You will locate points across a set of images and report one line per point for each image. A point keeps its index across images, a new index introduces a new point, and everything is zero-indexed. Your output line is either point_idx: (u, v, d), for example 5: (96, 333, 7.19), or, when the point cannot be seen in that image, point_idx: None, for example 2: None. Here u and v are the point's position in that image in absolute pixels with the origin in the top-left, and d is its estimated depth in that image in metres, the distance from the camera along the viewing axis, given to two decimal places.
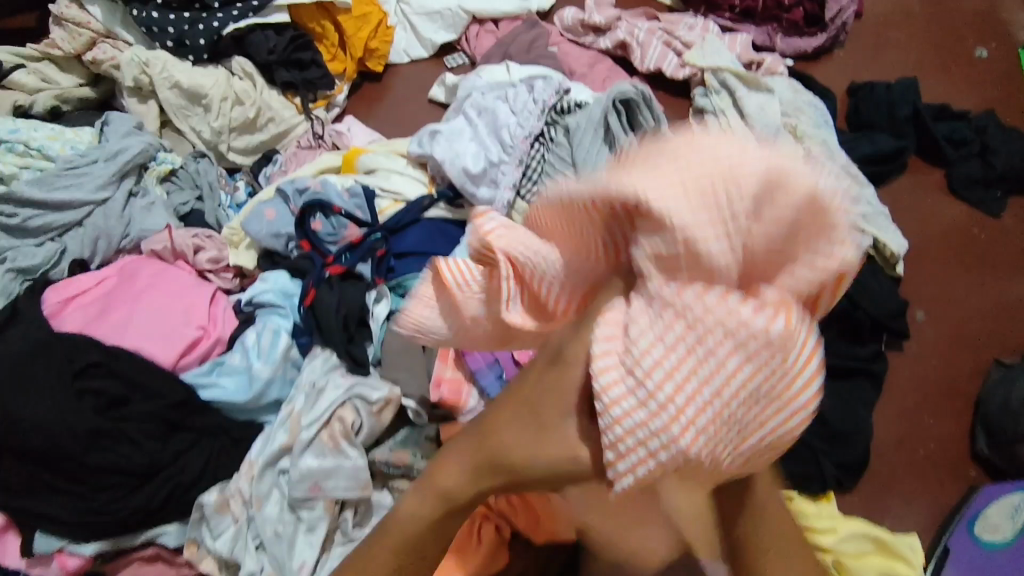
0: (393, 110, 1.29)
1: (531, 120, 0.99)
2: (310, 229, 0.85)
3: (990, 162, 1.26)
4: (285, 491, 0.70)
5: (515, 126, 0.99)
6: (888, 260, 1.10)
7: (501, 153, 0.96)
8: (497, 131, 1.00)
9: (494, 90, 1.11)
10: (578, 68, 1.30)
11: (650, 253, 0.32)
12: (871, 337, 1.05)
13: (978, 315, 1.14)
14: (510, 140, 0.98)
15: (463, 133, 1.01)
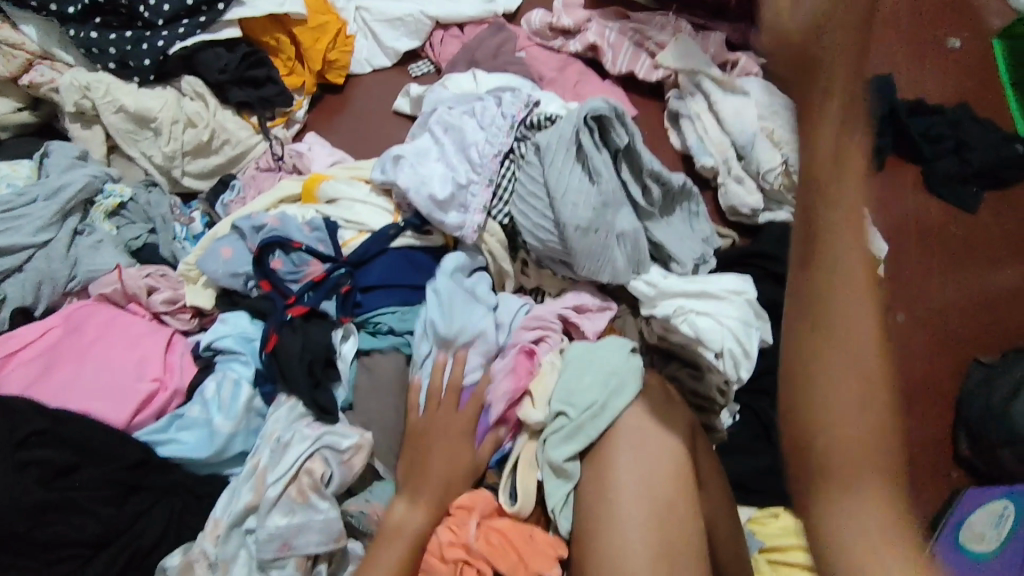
0: (357, 122, 1.24)
1: (500, 136, 0.97)
2: (270, 269, 0.80)
3: (966, 159, 1.26)
4: (251, 551, 0.65)
5: (484, 145, 0.96)
6: None
7: (469, 173, 0.94)
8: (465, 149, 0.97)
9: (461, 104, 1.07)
10: (547, 73, 1.26)
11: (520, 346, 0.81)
12: None
13: (957, 313, 1.13)
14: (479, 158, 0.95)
15: (430, 152, 0.97)
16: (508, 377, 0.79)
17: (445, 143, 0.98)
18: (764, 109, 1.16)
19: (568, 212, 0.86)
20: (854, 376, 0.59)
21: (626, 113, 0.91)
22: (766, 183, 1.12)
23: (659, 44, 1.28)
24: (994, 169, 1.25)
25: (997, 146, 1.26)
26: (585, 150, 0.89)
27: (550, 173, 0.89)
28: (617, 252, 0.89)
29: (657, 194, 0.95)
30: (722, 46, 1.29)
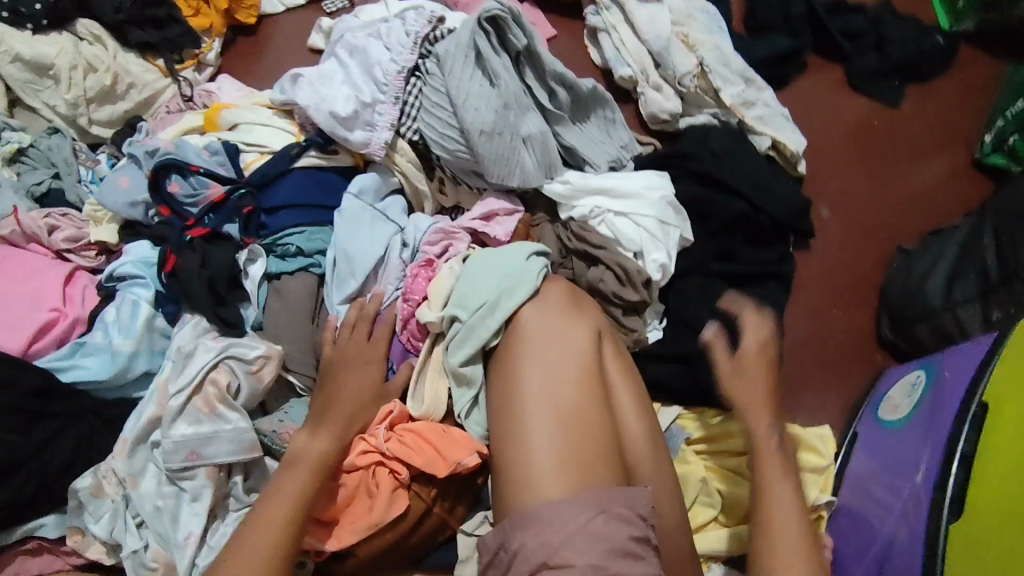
0: (273, 62, 1.22)
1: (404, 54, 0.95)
2: (168, 193, 0.80)
3: (886, 53, 1.25)
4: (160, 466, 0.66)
5: (388, 62, 0.94)
6: (790, 160, 1.11)
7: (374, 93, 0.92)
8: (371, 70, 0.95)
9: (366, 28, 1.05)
10: None
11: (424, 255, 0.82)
12: (777, 239, 1.02)
13: (884, 208, 1.14)
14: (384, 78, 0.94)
15: (334, 74, 0.95)
16: (415, 282, 0.80)
17: (348, 65, 0.96)
18: (676, 16, 1.17)
19: (472, 117, 0.86)
20: (797, 534, 0.69)
21: (521, 14, 0.90)
22: (684, 88, 1.12)
23: None
24: (914, 62, 1.25)
25: (914, 39, 1.27)
26: (483, 55, 0.89)
27: (450, 81, 0.88)
28: (525, 154, 0.89)
29: (564, 99, 0.95)
30: None
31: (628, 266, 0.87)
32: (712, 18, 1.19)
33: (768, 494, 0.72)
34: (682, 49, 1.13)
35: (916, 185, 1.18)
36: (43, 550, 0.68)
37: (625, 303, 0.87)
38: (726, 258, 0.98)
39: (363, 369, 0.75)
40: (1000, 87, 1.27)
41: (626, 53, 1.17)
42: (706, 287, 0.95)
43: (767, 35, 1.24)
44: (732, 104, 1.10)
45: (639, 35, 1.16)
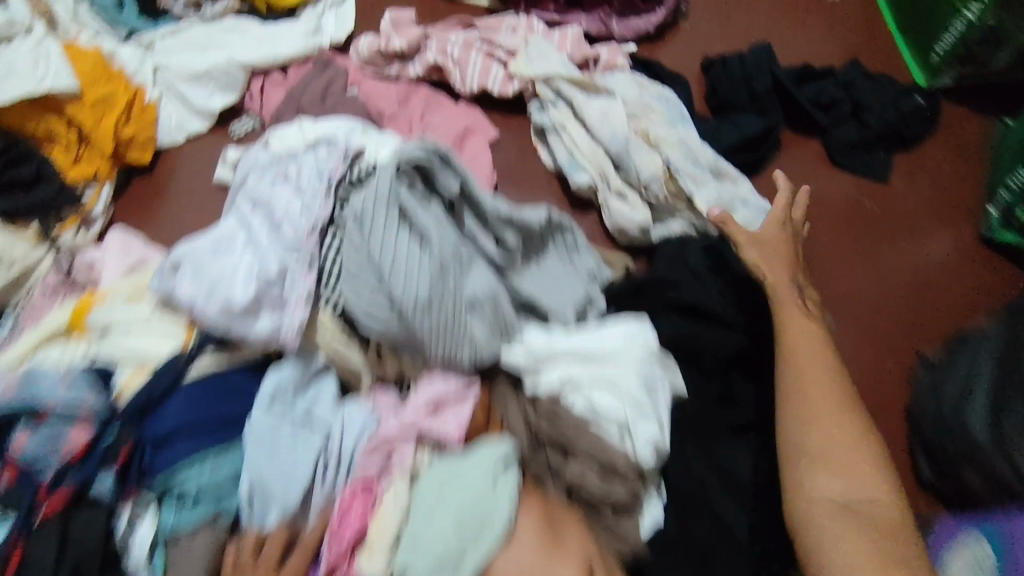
0: (175, 202, 1.03)
1: (318, 207, 0.80)
2: (12, 452, 0.66)
3: (865, 122, 1.13)
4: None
5: (299, 220, 0.80)
6: None
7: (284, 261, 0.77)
8: (280, 229, 0.80)
9: (274, 167, 0.89)
10: (387, 108, 1.07)
11: (361, 476, 0.70)
12: None
13: (887, 307, 1.02)
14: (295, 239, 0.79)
15: (235, 238, 0.79)
16: (347, 517, 0.67)
17: (252, 225, 0.81)
18: (633, 108, 1.02)
19: (401, 289, 0.71)
20: (827, 384, 0.77)
21: (449, 152, 0.76)
22: (652, 192, 0.97)
23: (510, 51, 1.13)
24: (896, 129, 1.14)
25: (892, 100, 1.15)
26: (409, 210, 0.74)
27: (372, 243, 0.73)
28: (473, 320, 0.74)
29: (513, 242, 0.79)
30: (581, 41, 1.13)
31: (611, 455, 0.71)
32: (675, 105, 1.05)
33: (790, 330, 0.82)
34: (644, 147, 0.99)
35: (919, 272, 1.06)
36: None
37: (614, 503, 0.71)
38: (730, 404, 0.83)
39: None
40: (988, 148, 1.16)
41: (580, 156, 1.02)
42: (709, 447, 0.79)
43: (734, 115, 1.11)
44: (709, 205, 0.96)
45: (594, 134, 1.01)
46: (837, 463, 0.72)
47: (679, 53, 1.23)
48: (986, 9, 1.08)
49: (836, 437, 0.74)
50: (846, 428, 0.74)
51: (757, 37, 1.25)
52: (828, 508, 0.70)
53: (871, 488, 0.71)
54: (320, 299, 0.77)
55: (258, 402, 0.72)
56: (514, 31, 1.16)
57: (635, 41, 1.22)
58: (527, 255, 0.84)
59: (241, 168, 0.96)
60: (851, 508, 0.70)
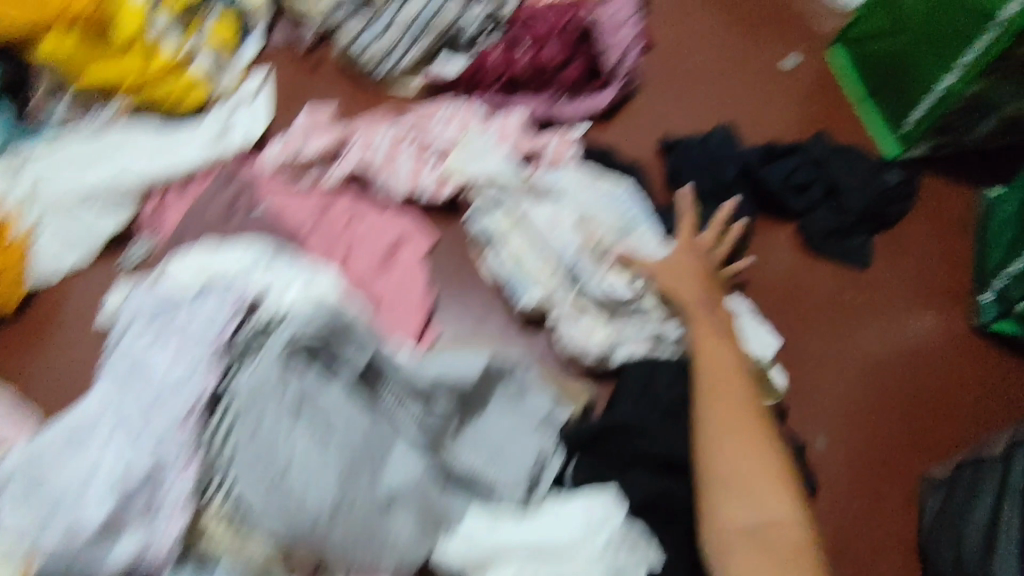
0: (58, 352, 0.90)
1: (203, 375, 0.67)
2: None
3: (843, 205, 1.01)
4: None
5: (181, 394, 0.66)
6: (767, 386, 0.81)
7: (154, 454, 0.63)
8: (158, 405, 0.67)
9: (157, 315, 0.76)
10: (304, 221, 0.93)
11: None
12: None
13: (888, 417, 0.90)
14: (171, 419, 0.65)
15: (101, 422, 0.66)
16: None
17: (123, 403, 0.68)
18: (583, 211, 0.90)
19: (297, 495, 0.57)
20: (738, 400, 0.67)
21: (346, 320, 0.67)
22: (612, 310, 0.85)
23: (445, 145, 0.99)
24: (879, 209, 1.02)
25: (869, 174, 1.02)
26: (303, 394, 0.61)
27: (258, 441, 0.59)
28: (395, 520, 0.59)
29: (442, 411, 0.69)
30: (524, 131, 1.01)
31: None
32: (630, 202, 0.93)
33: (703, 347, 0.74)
34: (597, 258, 0.87)
35: (916, 372, 0.94)
36: None
37: None
38: None
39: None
40: (975, 224, 1.06)
41: (528, 268, 0.89)
42: None
43: (697, 206, 1.00)
44: (676, 322, 0.83)
45: (542, 244, 0.89)
46: (743, 481, 0.61)
47: (633, 133, 1.12)
48: (968, 75, 0.95)
49: (741, 453, 0.63)
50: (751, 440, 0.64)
51: (715, 113, 1.15)
52: (734, 539, 0.59)
53: (777, 507, 0.60)
54: (205, 490, 0.61)
55: None
56: (450, 121, 1.01)
57: (587, 119, 1.10)
58: (464, 414, 0.71)
59: (127, 307, 0.80)
60: (758, 535, 0.59)
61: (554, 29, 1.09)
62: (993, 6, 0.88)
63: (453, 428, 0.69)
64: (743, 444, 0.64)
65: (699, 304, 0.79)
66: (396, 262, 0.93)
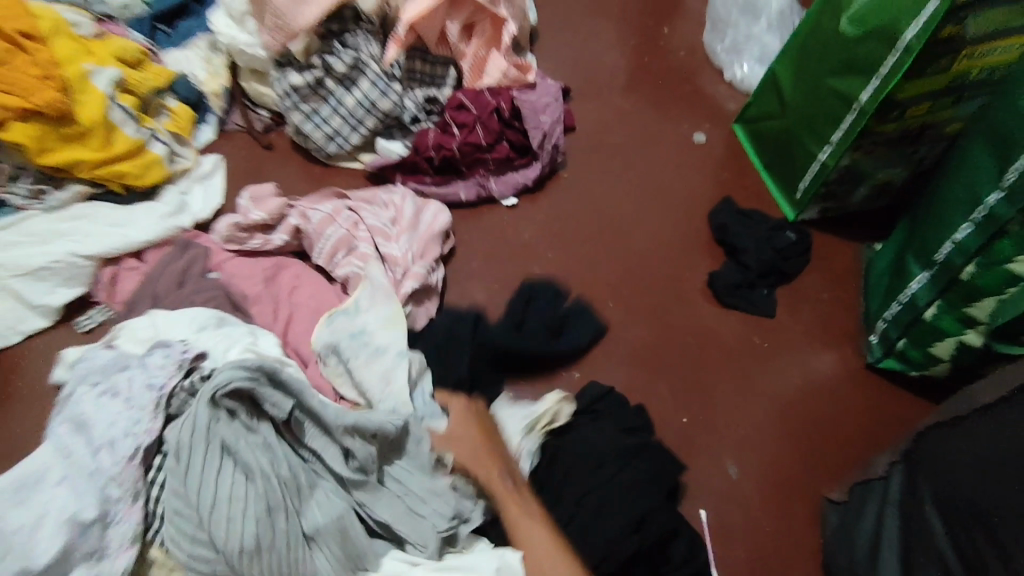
0: (13, 414, 0.96)
1: (144, 424, 0.73)
2: None
3: (743, 262, 1.15)
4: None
5: (124, 440, 0.72)
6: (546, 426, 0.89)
7: (103, 498, 0.70)
8: (100, 453, 0.72)
9: (107, 372, 0.80)
10: (251, 290, 1.02)
11: None
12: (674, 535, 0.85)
13: (793, 444, 1.00)
14: (116, 465, 0.71)
15: (50, 471, 0.71)
16: None
17: (67, 453, 0.72)
18: (397, 377, 0.87)
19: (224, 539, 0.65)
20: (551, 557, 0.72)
21: (275, 367, 0.71)
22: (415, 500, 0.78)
23: (378, 221, 1.09)
24: (775, 266, 1.15)
25: (765, 240, 1.17)
26: (229, 446, 0.69)
27: (191, 487, 0.67)
28: (317, 557, 0.71)
29: (367, 452, 0.75)
30: (432, 239, 1.09)
31: None
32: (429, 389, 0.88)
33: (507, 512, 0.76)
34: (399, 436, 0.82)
35: (815, 408, 1.04)
36: None
37: None
38: None
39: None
40: (862, 273, 1.19)
41: None
42: None
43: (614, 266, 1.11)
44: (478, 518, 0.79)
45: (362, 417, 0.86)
46: None
47: (558, 203, 1.24)
48: (838, 151, 1.10)
49: None
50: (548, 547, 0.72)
51: (630, 183, 1.29)
52: None
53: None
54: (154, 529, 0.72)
55: None
56: (386, 207, 1.11)
57: (514, 194, 1.23)
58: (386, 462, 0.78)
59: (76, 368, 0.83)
60: None
61: (481, 115, 1.22)
62: (854, 92, 1.03)
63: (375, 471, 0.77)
64: None
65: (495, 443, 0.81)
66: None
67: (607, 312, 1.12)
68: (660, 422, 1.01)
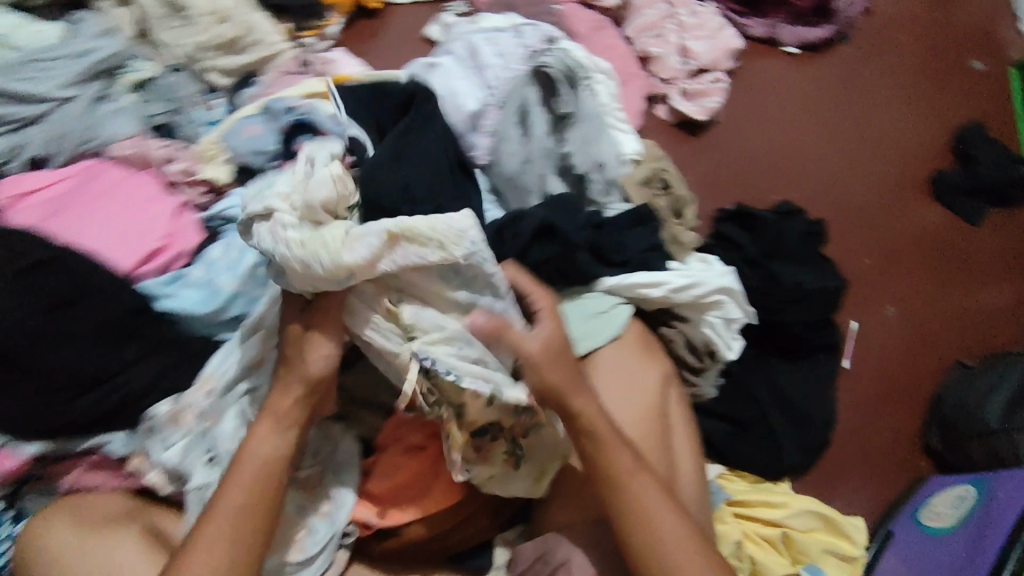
0: (388, 47, 1.15)
1: (516, 63, 0.97)
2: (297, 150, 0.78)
3: (975, 172, 1.28)
4: (152, 460, 0.68)
5: (497, 68, 0.96)
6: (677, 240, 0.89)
7: (485, 94, 0.93)
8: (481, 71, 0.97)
9: (485, 25, 1.05)
10: (581, 30, 1.24)
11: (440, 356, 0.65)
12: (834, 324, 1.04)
13: (947, 321, 1.14)
14: (495, 80, 0.95)
15: (441, 62, 0.97)
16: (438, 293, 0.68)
17: (462, 58, 0.98)
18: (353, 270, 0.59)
19: (502, 154, 0.86)
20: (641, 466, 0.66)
21: (578, 73, 0.92)
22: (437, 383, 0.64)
23: (685, 22, 1.31)
24: (999, 188, 1.27)
25: (1002, 164, 1.28)
26: (527, 109, 0.89)
27: (519, 130, 0.88)
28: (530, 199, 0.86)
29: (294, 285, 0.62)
30: (731, 54, 1.31)
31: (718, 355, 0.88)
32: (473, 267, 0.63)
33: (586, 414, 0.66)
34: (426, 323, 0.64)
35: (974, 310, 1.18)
36: (103, 466, 0.71)
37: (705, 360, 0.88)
38: (799, 316, 0.98)
39: (264, 467, 0.62)
40: None
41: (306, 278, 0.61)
42: (773, 379, 0.98)
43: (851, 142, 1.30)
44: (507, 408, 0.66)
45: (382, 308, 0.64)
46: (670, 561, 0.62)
47: (829, 70, 1.38)
48: None
49: (669, 531, 0.63)
50: (621, 474, 0.65)
51: (900, 81, 1.39)
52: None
53: (659, 528, 0.63)
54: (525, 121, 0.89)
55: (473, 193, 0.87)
56: (693, 14, 1.33)
57: (798, 48, 1.39)
58: (616, 181, 0.89)
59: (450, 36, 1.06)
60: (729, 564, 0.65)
61: None
62: None
63: (599, 185, 0.87)
64: (667, 510, 0.64)
65: (564, 375, 0.66)
66: (629, 84, 1.21)
67: (831, 161, 1.27)
68: (845, 255, 1.17)
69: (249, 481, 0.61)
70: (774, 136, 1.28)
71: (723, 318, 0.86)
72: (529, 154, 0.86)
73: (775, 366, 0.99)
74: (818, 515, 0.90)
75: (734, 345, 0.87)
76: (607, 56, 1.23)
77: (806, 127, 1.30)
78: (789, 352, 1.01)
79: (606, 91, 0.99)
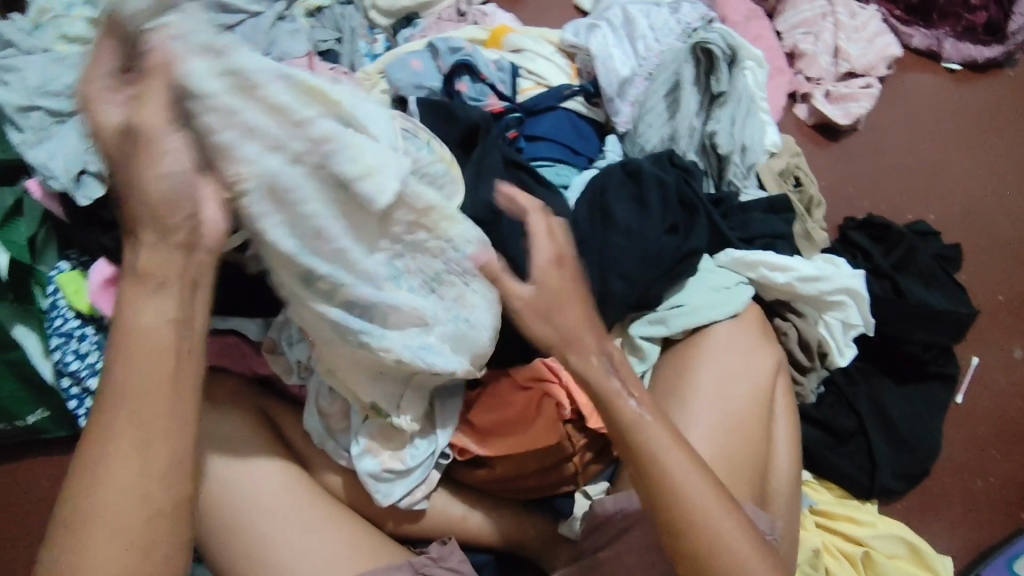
0: (540, 7, 1.17)
1: (670, 38, 0.97)
2: (455, 89, 0.88)
3: None
4: (282, 349, 0.74)
5: (651, 39, 0.97)
6: (808, 234, 0.90)
7: (635, 64, 0.95)
8: (632, 41, 0.98)
9: None
10: (733, 17, 1.22)
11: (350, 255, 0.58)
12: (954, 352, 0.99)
13: None
14: (646, 52, 0.96)
15: (598, 25, 0.99)
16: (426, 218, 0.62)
17: (619, 23, 0.99)
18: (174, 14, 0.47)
19: (643, 125, 0.89)
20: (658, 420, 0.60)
21: (739, 57, 0.91)
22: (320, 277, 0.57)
23: (844, 21, 1.25)
24: None
25: None
26: (682, 83, 0.90)
27: (665, 104, 0.90)
28: None
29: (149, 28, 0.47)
30: (885, 61, 1.26)
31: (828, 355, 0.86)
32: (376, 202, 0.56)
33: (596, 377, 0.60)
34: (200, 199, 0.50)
35: None
36: (238, 347, 0.77)
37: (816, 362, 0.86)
38: (925, 330, 0.94)
39: (153, 341, 0.49)
40: None
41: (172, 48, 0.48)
42: (880, 397, 0.94)
43: (1002, 170, 1.22)
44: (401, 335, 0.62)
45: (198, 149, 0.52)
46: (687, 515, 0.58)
47: (991, 93, 1.30)
48: None
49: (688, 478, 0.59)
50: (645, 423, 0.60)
51: None
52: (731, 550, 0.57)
53: (673, 479, 0.58)
54: (674, 95, 0.90)
55: (604, 153, 0.91)
56: (853, 16, 1.27)
57: (960, 65, 1.32)
58: (753, 167, 0.92)
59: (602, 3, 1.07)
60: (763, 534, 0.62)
61: None
62: None
63: (738, 168, 0.89)
64: (686, 460, 0.59)
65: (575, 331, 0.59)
66: (774, 78, 1.18)
67: (977, 187, 1.20)
68: (977, 288, 1.11)
69: (143, 361, 0.48)
70: (918, 152, 1.22)
71: (841, 320, 0.85)
72: (671, 129, 0.89)
73: (883, 385, 0.95)
74: (904, 542, 0.87)
75: (847, 353, 0.86)
76: (755, 46, 1.21)
77: (956, 147, 1.23)
78: (901, 371, 0.97)
79: (756, 78, 0.98)
